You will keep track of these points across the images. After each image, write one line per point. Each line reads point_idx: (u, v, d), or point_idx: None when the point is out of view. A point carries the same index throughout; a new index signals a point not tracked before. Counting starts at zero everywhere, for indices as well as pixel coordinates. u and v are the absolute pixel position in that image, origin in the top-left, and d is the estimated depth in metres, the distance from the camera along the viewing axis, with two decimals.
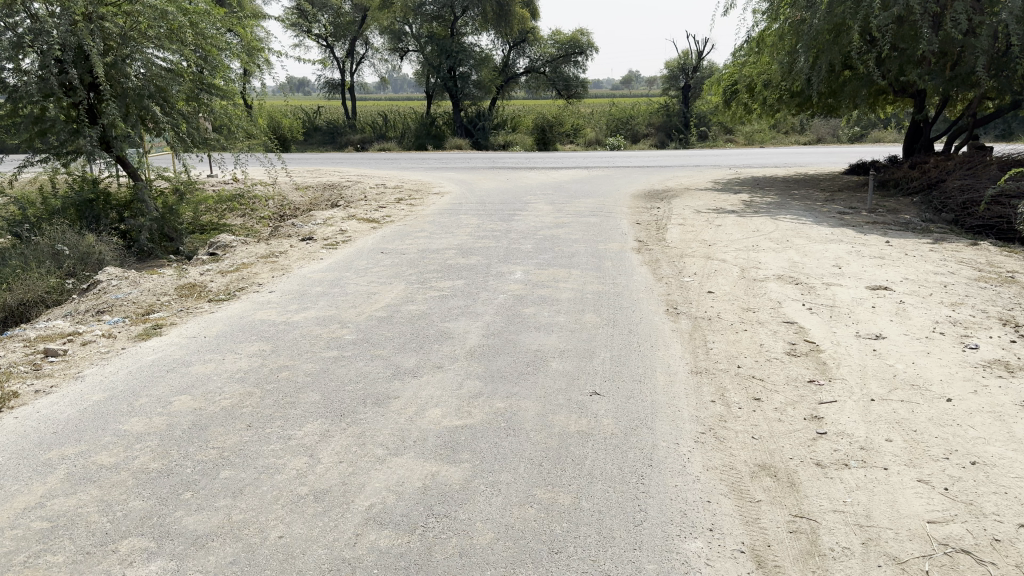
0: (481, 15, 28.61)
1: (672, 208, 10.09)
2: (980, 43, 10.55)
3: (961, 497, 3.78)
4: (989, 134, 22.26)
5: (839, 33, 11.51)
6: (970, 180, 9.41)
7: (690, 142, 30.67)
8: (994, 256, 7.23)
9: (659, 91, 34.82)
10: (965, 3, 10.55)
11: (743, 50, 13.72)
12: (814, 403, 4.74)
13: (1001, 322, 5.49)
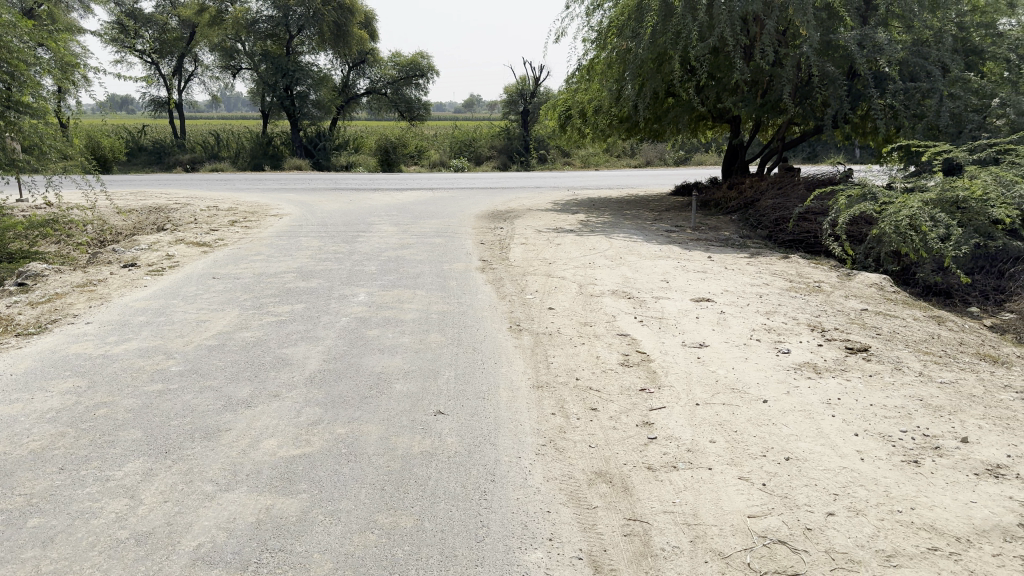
0: (318, 35, 28.33)
1: (515, 228, 10.34)
2: (785, 74, 11.60)
3: (777, 491, 4.07)
4: (793, 155, 24.41)
5: (662, 61, 12.27)
6: (782, 199, 10.28)
7: (530, 164, 31.65)
8: (803, 267, 7.92)
9: (501, 114, 35.63)
10: (772, 37, 11.56)
11: (576, 77, 14.22)
12: (645, 410, 4.97)
13: (810, 327, 6.00)
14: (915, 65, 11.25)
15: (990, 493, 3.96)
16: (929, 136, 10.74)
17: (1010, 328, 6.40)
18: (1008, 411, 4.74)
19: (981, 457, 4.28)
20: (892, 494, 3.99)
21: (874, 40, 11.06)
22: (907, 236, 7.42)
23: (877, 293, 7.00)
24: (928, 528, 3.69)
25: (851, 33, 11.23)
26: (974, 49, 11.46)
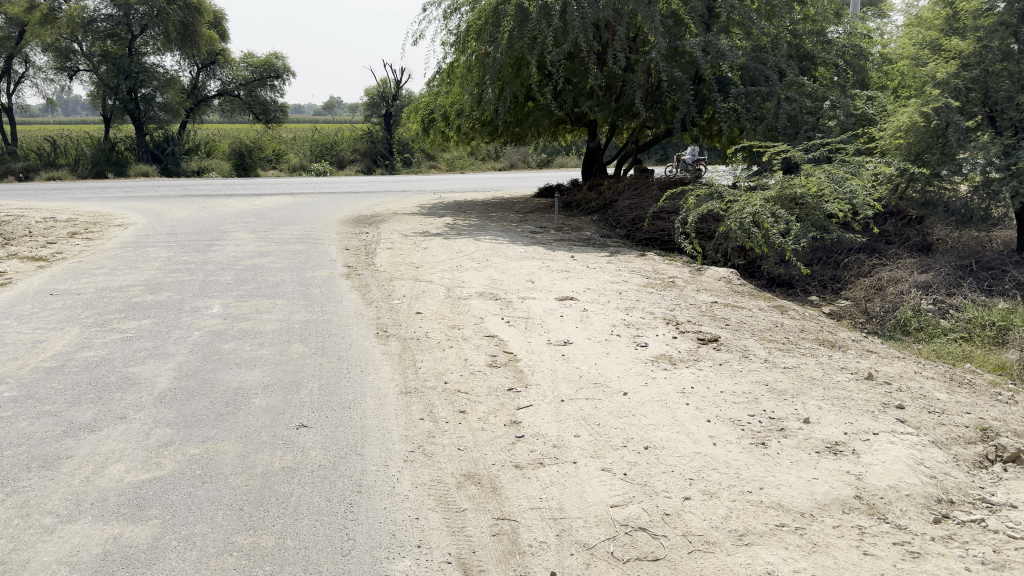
0: (164, 35, 27.17)
1: (380, 232, 10.24)
2: (636, 79, 12.10)
3: (638, 479, 4.22)
4: (646, 157, 25.46)
5: (520, 67, 12.54)
6: (638, 199, 10.70)
7: (396, 168, 31.43)
8: (659, 264, 8.28)
9: (363, 116, 35.14)
10: (623, 43, 11.98)
11: (436, 80, 14.06)
12: (513, 409, 5.02)
13: (665, 321, 6.27)
14: (755, 71, 11.95)
15: (829, 469, 4.25)
16: (769, 137, 11.42)
17: (846, 314, 7.28)
18: (844, 391, 5.10)
19: (821, 435, 4.59)
20: (743, 475, 4.23)
21: (717, 46, 11.65)
22: (751, 232, 7.89)
23: (725, 286, 7.50)
24: (776, 505, 3.93)
25: (696, 40, 11.85)
26: (807, 55, 12.32)
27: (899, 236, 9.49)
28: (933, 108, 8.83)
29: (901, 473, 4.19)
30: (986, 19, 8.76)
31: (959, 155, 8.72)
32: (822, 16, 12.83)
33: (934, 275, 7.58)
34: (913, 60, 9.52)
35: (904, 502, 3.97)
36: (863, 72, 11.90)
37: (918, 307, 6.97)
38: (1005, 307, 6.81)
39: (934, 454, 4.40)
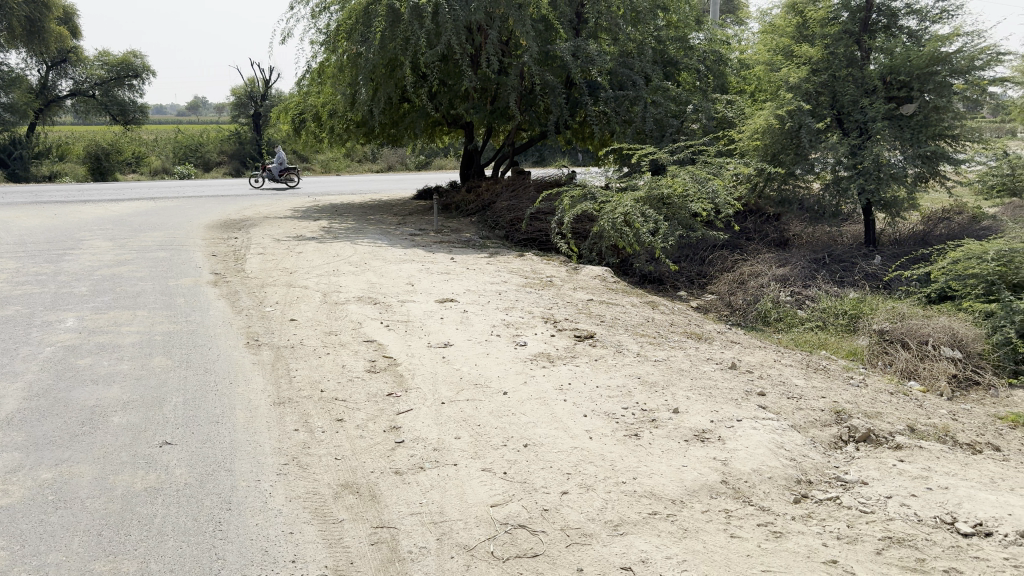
0: (7, 31, 25.38)
1: (251, 237, 9.93)
2: (509, 82, 12.23)
3: (517, 477, 4.21)
4: (522, 159, 25.76)
5: (393, 68, 12.33)
6: (516, 201, 10.89)
7: (268, 170, 30.66)
8: (537, 264, 8.42)
9: (230, 117, 33.93)
10: (495, 46, 12.08)
11: (307, 79, 13.71)
12: (393, 414, 4.88)
13: (544, 320, 6.37)
14: (622, 76, 12.28)
15: (698, 456, 4.40)
16: (638, 140, 11.97)
17: (712, 307, 7.65)
18: (710, 380, 5.32)
19: (690, 424, 4.73)
20: (618, 467, 4.30)
21: (586, 51, 11.81)
22: (623, 231, 8.14)
23: (600, 284, 7.71)
24: (649, 494, 4.03)
25: (566, 44, 11.92)
26: (671, 60, 12.83)
27: (760, 232, 10.07)
28: (788, 110, 9.33)
29: (764, 456, 4.37)
30: (834, 27, 9.43)
31: (812, 155, 9.36)
32: (684, 23, 13.08)
33: (791, 268, 8.06)
34: (768, 65, 10.05)
35: (767, 485, 4.14)
36: (723, 78, 12.88)
37: (777, 299, 7.40)
38: (855, 297, 7.32)
39: (794, 438, 4.59)
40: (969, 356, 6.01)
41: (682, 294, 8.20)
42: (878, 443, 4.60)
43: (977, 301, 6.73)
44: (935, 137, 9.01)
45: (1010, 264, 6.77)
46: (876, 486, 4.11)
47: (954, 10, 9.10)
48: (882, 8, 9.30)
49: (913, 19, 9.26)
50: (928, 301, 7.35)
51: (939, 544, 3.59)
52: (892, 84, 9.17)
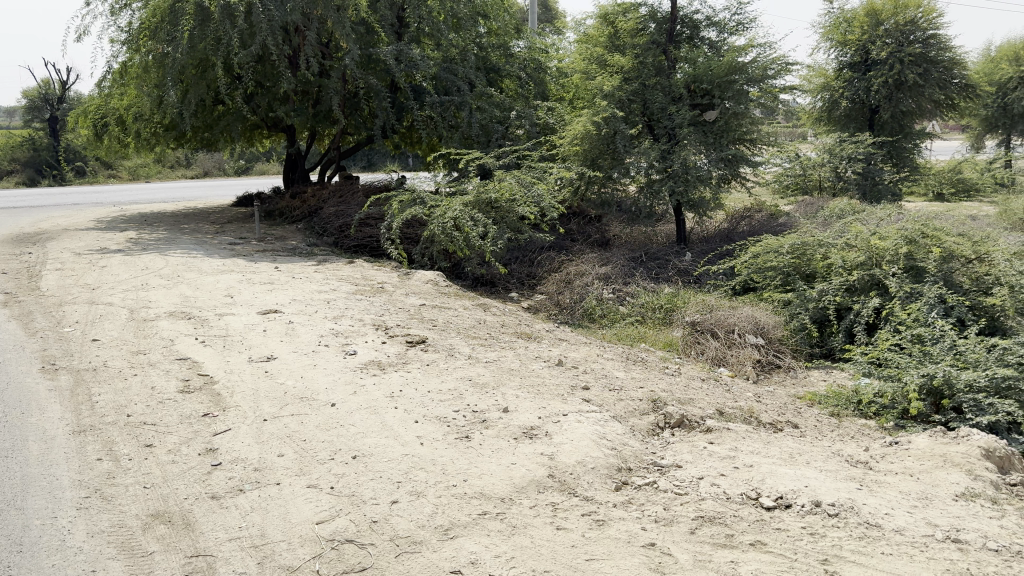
0: None
1: (46, 252, 9.10)
2: (331, 84, 11.89)
3: (345, 491, 3.94)
4: (351, 164, 25.24)
5: (204, 68, 11.73)
6: (345, 208, 10.74)
7: (69, 179, 28.18)
8: (367, 270, 8.32)
9: (22, 122, 30.83)
10: (314, 48, 11.78)
11: (107, 80, 12.78)
12: (209, 435, 4.55)
13: (374, 327, 6.26)
14: (447, 81, 12.40)
15: (526, 453, 4.36)
16: (465, 144, 12.09)
17: (542, 307, 7.87)
18: (538, 378, 5.43)
19: (518, 422, 4.69)
20: (448, 470, 4.13)
21: (408, 55, 11.83)
22: (453, 235, 8.18)
23: (432, 289, 7.74)
24: (478, 495, 3.93)
25: (388, 48, 11.87)
26: (493, 67, 13.22)
27: (583, 233, 10.49)
28: (603, 117, 9.73)
29: (587, 448, 4.44)
30: (642, 37, 10.00)
31: (626, 159, 9.89)
32: (504, 31, 13.40)
33: (612, 267, 8.45)
34: (585, 73, 10.46)
35: (591, 475, 4.21)
36: (543, 85, 13.16)
37: (600, 296, 7.74)
38: (670, 291, 7.79)
39: (615, 428, 4.74)
40: (771, 342, 6.56)
41: (513, 295, 8.38)
42: (691, 427, 4.88)
43: (775, 291, 7.40)
44: (736, 141, 9.81)
45: (803, 257, 7.49)
46: (689, 469, 4.33)
47: (748, 23, 9.91)
48: (684, 21, 10.06)
49: (712, 31, 10.09)
50: (734, 293, 7.97)
51: (745, 520, 3.84)
52: (697, 92, 9.78)
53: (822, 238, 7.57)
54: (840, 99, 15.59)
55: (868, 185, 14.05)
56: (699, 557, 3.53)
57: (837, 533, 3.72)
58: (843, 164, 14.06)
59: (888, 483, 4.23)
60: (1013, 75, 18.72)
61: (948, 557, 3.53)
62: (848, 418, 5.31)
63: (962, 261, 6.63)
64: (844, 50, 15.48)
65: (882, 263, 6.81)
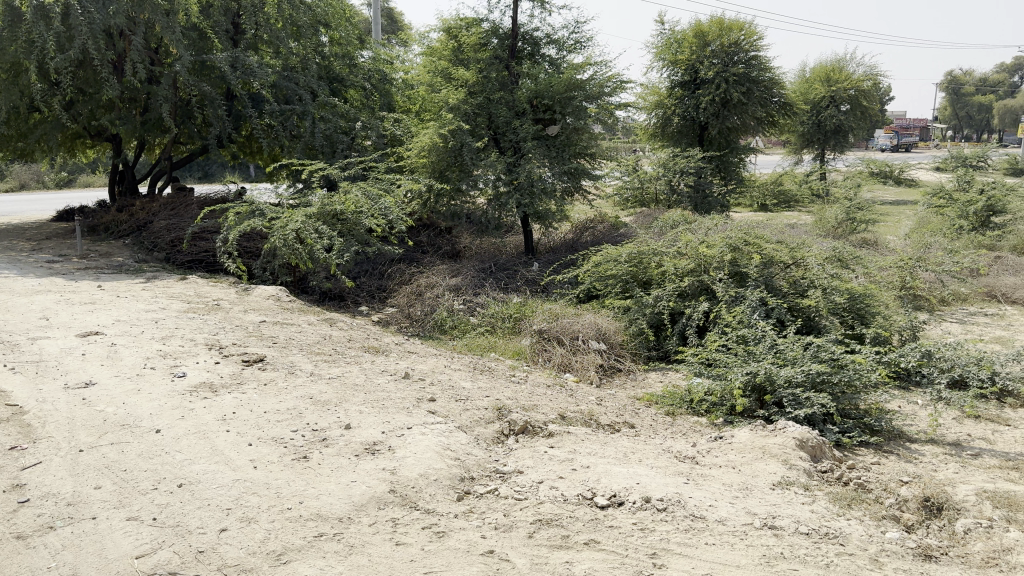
0: None
1: None
2: (160, 91, 11.32)
3: (169, 522, 3.72)
4: (186, 175, 24.03)
5: (17, 72, 10.87)
6: (177, 221, 10.33)
7: None
8: (201, 288, 8.00)
9: None
10: (141, 52, 11.16)
11: None
12: (14, 470, 4.17)
13: (207, 347, 6.01)
14: (286, 89, 11.98)
15: (367, 469, 4.27)
16: (307, 154, 11.81)
17: (392, 320, 7.86)
18: (383, 393, 5.38)
19: (360, 438, 4.61)
20: (283, 493, 3.98)
21: (245, 62, 11.48)
22: (296, 248, 8.03)
23: (274, 305, 7.59)
24: (315, 516, 3.80)
25: (223, 54, 11.47)
26: (336, 76, 12.91)
27: (433, 245, 10.56)
28: (449, 130, 9.80)
29: (430, 460, 4.41)
30: (484, 52, 10.23)
31: (475, 172, 9.96)
32: (347, 41, 13.29)
33: (462, 278, 8.56)
34: (429, 86, 10.44)
35: (432, 487, 4.17)
36: (388, 96, 13.28)
37: (451, 307, 7.80)
38: (518, 301, 7.96)
39: (459, 437, 4.77)
40: (612, 347, 6.87)
41: (363, 309, 8.35)
42: (535, 432, 5.00)
43: (616, 298, 7.74)
44: (577, 155, 10.37)
45: (639, 264, 7.87)
46: (529, 474, 4.41)
47: (584, 42, 10.39)
48: (525, 38, 10.40)
49: (552, 49, 10.50)
50: (578, 301, 8.25)
51: (581, 520, 3.95)
52: (539, 107, 10.13)
53: (657, 246, 7.90)
54: (672, 115, 16.52)
55: (699, 197, 15.02)
56: (536, 560, 3.59)
57: (666, 527, 3.90)
58: (676, 177, 14.91)
59: (713, 476, 4.49)
60: (825, 95, 20.53)
61: (765, 543, 3.76)
62: (681, 416, 5.61)
63: (781, 266, 7.21)
64: (675, 70, 16.50)
65: (710, 269, 7.31)
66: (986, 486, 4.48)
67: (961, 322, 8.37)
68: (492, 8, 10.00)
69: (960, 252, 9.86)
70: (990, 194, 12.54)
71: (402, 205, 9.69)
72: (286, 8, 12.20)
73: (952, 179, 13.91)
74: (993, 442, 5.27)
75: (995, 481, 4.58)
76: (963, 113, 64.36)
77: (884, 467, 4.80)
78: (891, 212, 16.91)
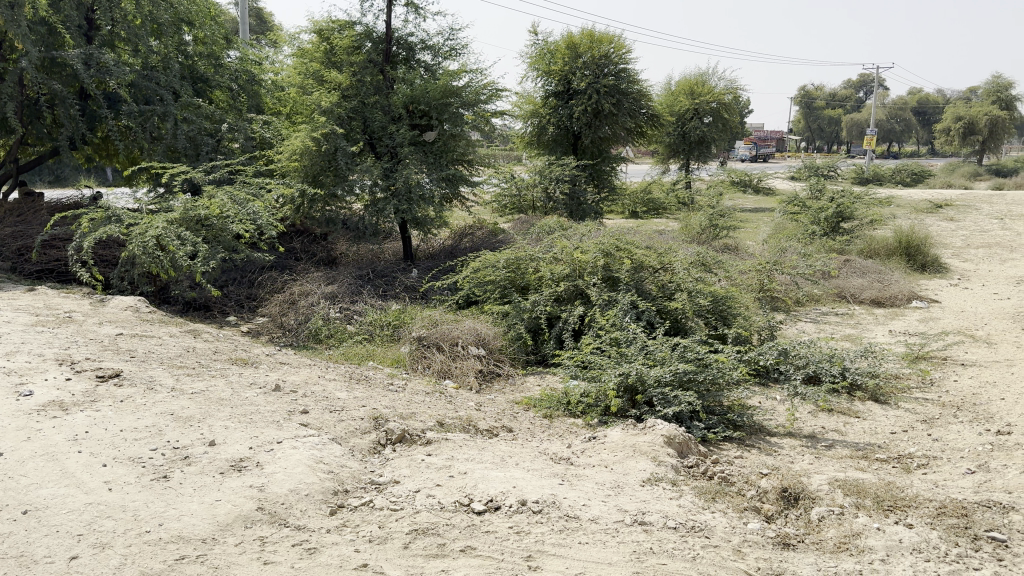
0: None
1: None
2: (4, 88, 10.46)
3: (11, 552, 3.43)
4: (35, 178, 22.38)
5: None
6: (24, 228, 9.62)
7: None
8: (52, 299, 7.48)
9: None
10: None
11: None
12: None
13: (57, 362, 5.59)
14: (145, 89, 11.32)
15: (233, 487, 4.09)
16: (171, 157, 11.25)
17: (263, 330, 7.62)
18: (252, 406, 5.18)
19: (226, 455, 4.42)
20: (141, 516, 3.76)
21: (100, 60, 10.74)
22: (157, 256, 7.66)
23: (132, 317, 7.20)
24: (176, 539, 3.60)
25: (75, 51, 10.71)
26: (201, 77, 12.33)
27: (307, 251, 10.32)
28: (322, 133, 9.57)
29: (301, 474, 4.28)
30: (357, 56, 10.09)
31: (349, 177, 9.72)
32: (212, 40, 12.71)
33: (338, 285, 8.40)
34: (300, 89, 10.19)
35: (303, 502, 4.04)
36: (256, 98, 12.88)
37: (326, 316, 7.65)
38: (397, 308, 7.91)
39: (333, 450, 4.66)
40: (491, 352, 6.93)
41: (231, 319, 8.07)
42: (412, 441, 4.97)
43: (495, 304, 7.81)
44: (454, 161, 10.47)
45: (517, 270, 7.99)
46: (405, 483, 4.36)
47: (460, 48, 10.49)
48: (400, 42, 10.37)
49: (427, 54, 10.55)
50: (458, 306, 8.28)
51: (456, 527, 3.93)
52: (415, 113, 10.13)
53: (534, 252, 8.08)
54: (547, 124, 16.78)
55: (574, 204, 15.42)
56: (411, 571, 3.54)
57: (540, 529, 3.94)
58: (552, 184, 15.22)
59: (586, 476, 4.60)
60: (689, 108, 21.56)
61: (635, 539, 3.87)
62: (558, 418, 5.73)
63: (650, 270, 7.53)
64: (548, 80, 16.83)
65: (584, 274, 7.53)
66: (837, 476, 4.82)
67: (814, 321, 8.98)
68: (364, 11, 9.89)
69: (812, 255, 10.59)
70: (839, 201, 13.55)
71: (272, 211, 9.40)
72: (145, 5, 11.51)
73: (805, 188, 14.94)
74: (844, 433, 5.67)
75: (845, 470, 4.93)
76: (815, 126, 69.31)
77: (746, 461, 5.07)
78: (752, 219, 17.99)
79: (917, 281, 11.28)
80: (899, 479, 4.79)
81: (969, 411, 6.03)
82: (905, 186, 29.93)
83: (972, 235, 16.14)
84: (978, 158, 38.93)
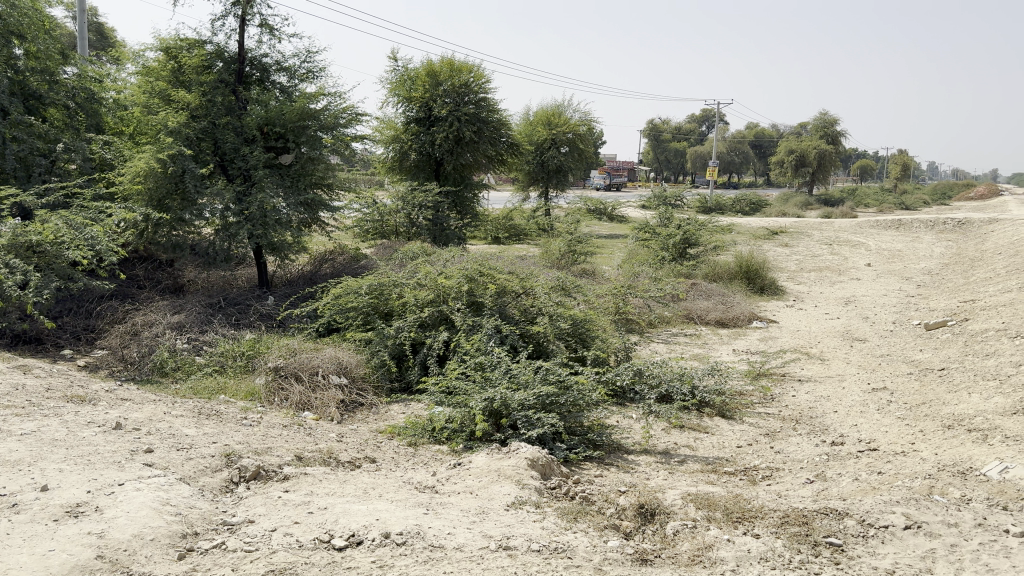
0: None
1: None
2: None
3: None
4: None
5: None
6: None
7: None
8: None
9: None
10: None
11: None
12: None
13: None
14: None
15: (69, 535, 3.73)
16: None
17: (103, 364, 7.07)
18: (89, 447, 4.78)
19: (60, 501, 4.03)
20: None
21: None
22: None
23: None
24: None
25: None
26: (33, 93, 11.27)
27: (151, 279, 9.70)
28: (168, 155, 9.10)
29: (146, 518, 3.97)
30: (207, 75, 9.69)
31: (198, 201, 9.27)
32: (46, 54, 11.57)
33: (186, 315, 7.95)
34: (145, 108, 9.61)
35: (148, 548, 3.74)
36: (96, 116, 12.07)
37: (173, 348, 7.22)
38: (251, 338, 7.59)
39: (181, 490, 4.38)
40: (353, 381, 6.77)
41: (66, 353, 7.45)
42: (268, 477, 4.75)
43: (357, 331, 7.66)
44: (314, 185, 10.22)
45: (380, 296, 7.89)
46: (261, 522, 4.14)
47: (316, 71, 10.32)
48: (253, 63, 10.07)
49: (282, 76, 10.30)
50: (318, 334, 8.03)
51: (316, 565, 3.75)
52: (270, 135, 9.85)
53: (397, 278, 8.02)
54: (409, 150, 16.71)
55: (437, 230, 15.65)
56: None
57: (405, 561, 3.83)
58: (415, 210, 15.30)
59: (451, 504, 4.57)
60: (547, 137, 22.23)
61: (499, 564, 3.84)
62: (423, 445, 5.66)
63: (512, 295, 7.71)
64: (410, 106, 16.75)
65: (448, 299, 7.54)
66: (689, 490, 5.05)
67: (665, 342, 9.42)
68: (215, 30, 9.55)
69: (663, 280, 11.12)
70: (686, 228, 14.29)
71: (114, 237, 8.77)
72: None
73: (654, 216, 15.75)
74: (695, 448, 5.96)
75: (696, 484, 5.17)
76: (664, 158, 73.33)
77: (606, 479, 5.21)
78: (607, 245, 18.74)
79: (756, 303, 12.11)
80: (746, 491, 5.08)
81: (806, 424, 6.51)
82: (745, 214, 32.15)
83: (805, 259, 17.58)
84: (808, 188, 42.53)
